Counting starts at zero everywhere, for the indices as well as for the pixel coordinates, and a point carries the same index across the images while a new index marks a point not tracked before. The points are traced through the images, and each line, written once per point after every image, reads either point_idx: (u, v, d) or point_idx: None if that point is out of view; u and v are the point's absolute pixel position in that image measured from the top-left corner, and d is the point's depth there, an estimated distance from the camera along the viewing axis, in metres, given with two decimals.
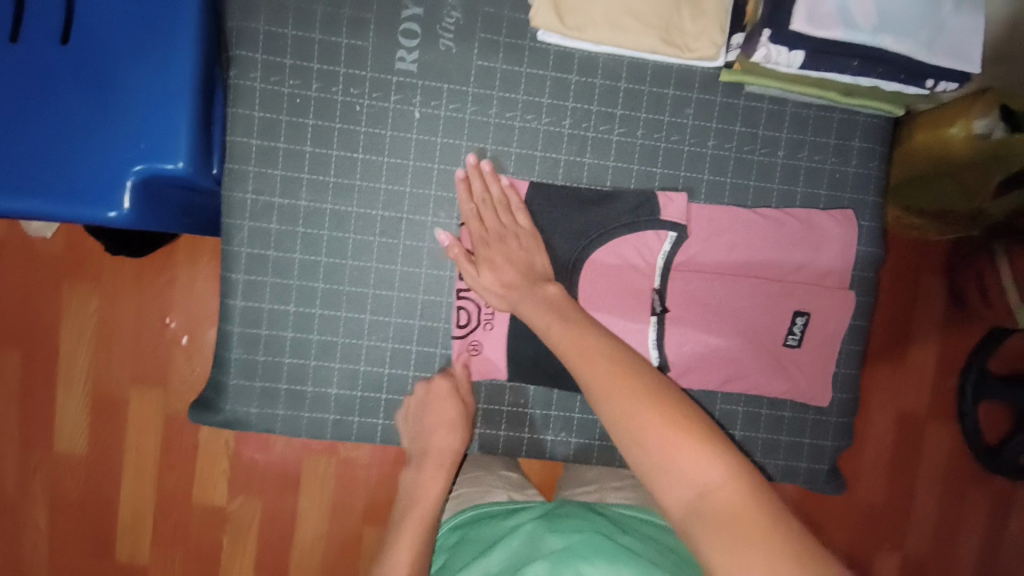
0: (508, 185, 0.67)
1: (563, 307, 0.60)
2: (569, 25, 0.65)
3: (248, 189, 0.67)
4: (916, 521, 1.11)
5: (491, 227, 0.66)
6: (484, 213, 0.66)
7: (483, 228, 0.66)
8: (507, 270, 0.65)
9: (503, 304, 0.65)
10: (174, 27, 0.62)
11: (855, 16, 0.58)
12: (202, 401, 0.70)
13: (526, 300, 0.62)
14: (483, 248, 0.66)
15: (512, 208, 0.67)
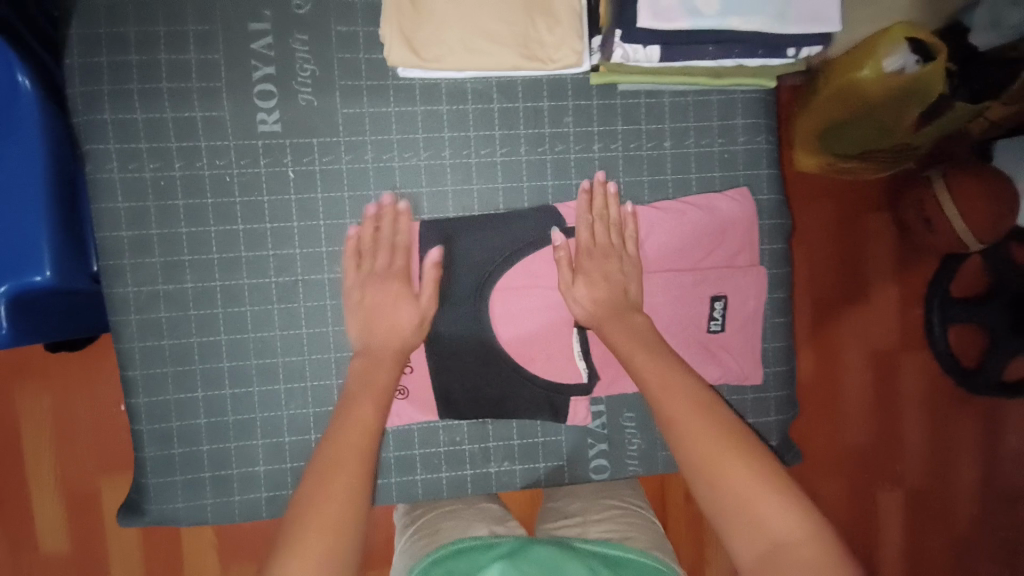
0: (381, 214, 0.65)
1: (653, 338, 0.60)
2: (425, 58, 0.63)
3: (129, 283, 0.65)
4: (909, 456, 1.13)
5: (381, 264, 0.65)
6: (377, 252, 0.65)
7: (373, 268, 0.64)
8: (601, 286, 0.64)
9: (585, 321, 0.64)
10: (20, 138, 0.63)
11: (699, 6, 0.58)
12: (128, 505, 0.69)
13: (613, 324, 0.62)
14: (587, 261, 0.65)
15: (600, 218, 0.67)
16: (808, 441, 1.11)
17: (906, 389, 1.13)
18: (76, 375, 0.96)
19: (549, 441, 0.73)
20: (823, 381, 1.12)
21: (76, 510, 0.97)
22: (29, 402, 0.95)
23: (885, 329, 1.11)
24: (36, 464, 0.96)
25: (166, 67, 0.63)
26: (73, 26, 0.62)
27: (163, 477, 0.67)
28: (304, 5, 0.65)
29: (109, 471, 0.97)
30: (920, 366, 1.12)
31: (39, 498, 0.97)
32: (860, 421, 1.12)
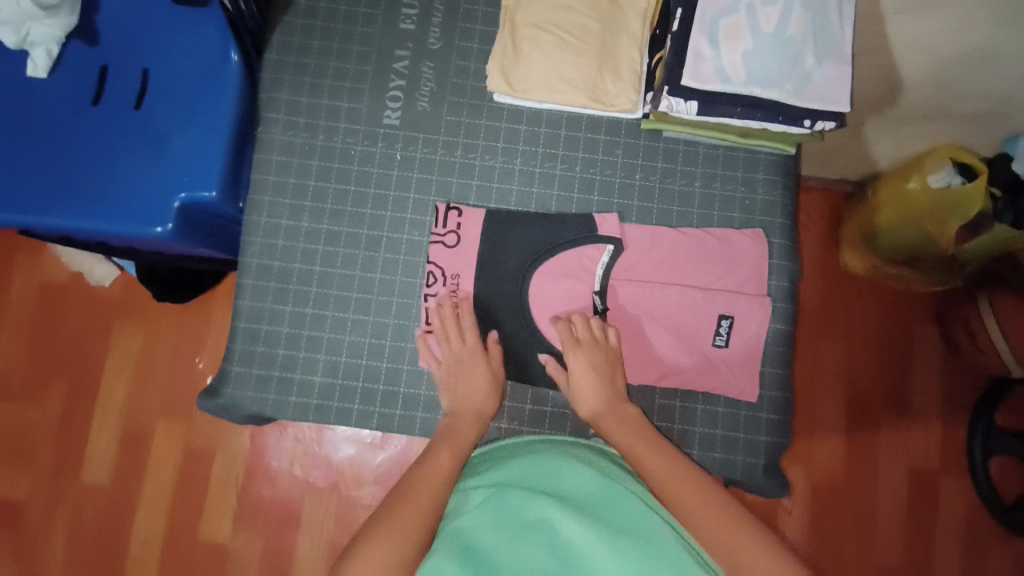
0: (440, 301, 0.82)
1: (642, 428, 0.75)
2: (516, 88, 0.83)
3: (262, 214, 0.85)
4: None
5: (452, 347, 0.81)
6: (448, 335, 0.81)
7: (450, 350, 0.81)
8: (595, 376, 0.78)
9: (592, 412, 0.77)
10: (217, 97, 0.87)
11: (729, 75, 0.75)
12: (209, 388, 0.84)
13: (611, 415, 0.76)
14: (577, 350, 0.79)
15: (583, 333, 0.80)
16: (837, 542, 1.34)
17: (942, 509, 1.35)
18: (167, 326, 1.33)
19: (558, 412, 0.84)
20: (860, 489, 1.36)
21: (126, 443, 1.30)
22: (124, 339, 1.32)
23: (923, 450, 1.37)
24: (110, 396, 1.31)
25: (332, 70, 0.87)
26: (277, 34, 0.88)
27: (244, 369, 0.83)
28: (437, 42, 0.88)
29: (166, 417, 1.31)
30: (955, 486, 1.36)
31: (99, 428, 1.30)
32: (893, 542, 1.34)
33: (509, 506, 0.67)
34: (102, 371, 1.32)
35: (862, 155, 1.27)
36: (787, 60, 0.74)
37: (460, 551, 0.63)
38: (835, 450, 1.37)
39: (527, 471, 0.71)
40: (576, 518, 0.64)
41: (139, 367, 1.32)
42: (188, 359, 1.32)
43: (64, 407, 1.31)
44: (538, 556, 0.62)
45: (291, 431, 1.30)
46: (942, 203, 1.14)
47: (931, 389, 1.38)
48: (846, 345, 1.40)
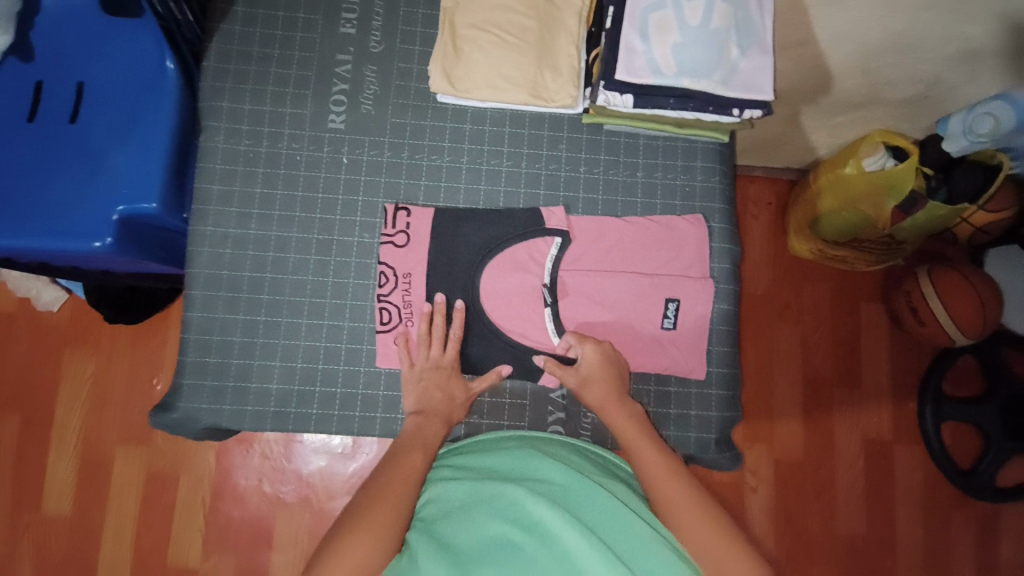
0: (434, 310, 0.83)
1: (612, 409, 0.77)
2: (458, 88, 0.85)
3: (208, 224, 0.84)
4: (900, 547, 1.40)
5: (430, 355, 0.82)
6: (431, 342, 0.82)
7: (427, 357, 0.82)
8: (605, 359, 0.81)
9: (577, 382, 0.80)
10: (156, 108, 0.86)
11: (660, 67, 0.78)
12: (161, 404, 0.83)
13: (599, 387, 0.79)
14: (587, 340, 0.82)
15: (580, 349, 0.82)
16: (801, 516, 1.39)
17: (898, 478, 1.42)
18: (120, 349, 1.30)
19: (516, 402, 0.86)
20: (820, 464, 1.42)
21: (85, 472, 1.26)
22: (76, 366, 1.28)
23: (875, 422, 1.43)
24: (65, 424, 1.27)
25: (274, 76, 0.87)
26: (215, 42, 0.87)
27: (196, 381, 0.82)
28: (379, 45, 0.89)
29: (126, 443, 1.27)
30: (910, 456, 1.43)
31: (56, 459, 1.26)
32: (855, 513, 1.40)
33: (478, 492, 0.64)
34: (55, 400, 1.27)
35: (803, 144, 1.34)
36: (712, 51, 0.78)
37: (425, 539, 0.59)
38: (794, 430, 1.42)
39: (502, 467, 0.70)
40: (547, 498, 0.61)
41: (94, 395, 1.28)
42: (145, 381, 1.29)
43: (20, 440, 1.26)
44: (506, 532, 0.57)
45: (257, 447, 1.28)
46: (877, 187, 1.18)
47: (880, 365, 1.45)
48: (798, 328, 1.46)
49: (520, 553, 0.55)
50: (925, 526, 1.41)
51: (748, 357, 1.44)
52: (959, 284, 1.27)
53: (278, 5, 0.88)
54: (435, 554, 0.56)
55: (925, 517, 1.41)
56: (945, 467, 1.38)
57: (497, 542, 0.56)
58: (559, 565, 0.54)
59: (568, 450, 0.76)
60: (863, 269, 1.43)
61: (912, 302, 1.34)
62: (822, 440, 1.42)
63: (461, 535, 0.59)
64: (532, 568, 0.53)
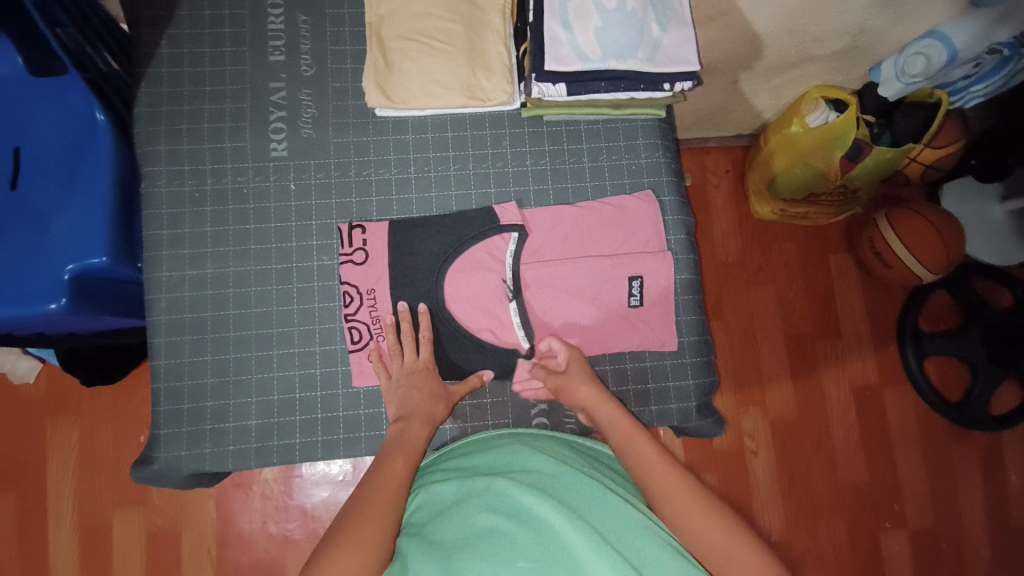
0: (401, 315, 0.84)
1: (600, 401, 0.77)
2: (394, 100, 0.85)
3: (163, 269, 0.83)
4: (905, 487, 1.43)
5: (406, 361, 0.82)
6: (404, 349, 0.83)
7: (402, 366, 0.82)
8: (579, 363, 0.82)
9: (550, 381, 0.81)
10: (94, 162, 0.85)
11: (586, 53, 0.80)
12: (141, 458, 0.82)
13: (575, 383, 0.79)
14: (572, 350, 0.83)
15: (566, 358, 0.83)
16: (801, 470, 1.42)
17: (891, 419, 1.45)
18: (100, 412, 1.27)
19: (498, 400, 0.87)
20: (813, 417, 1.44)
21: (84, 541, 1.23)
22: (59, 435, 1.25)
23: (860, 369, 1.46)
24: (57, 496, 1.24)
25: (209, 113, 0.87)
26: (145, 88, 0.87)
27: (173, 429, 0.81)
28: (311, 69, 0.89)
29: (121, 505, 1.25)
30: (900, 396, 1.46)
31: (54, 532, 1.23)
32: (855, 460, 1.43)
33: (468, 489, 0.66)
34: (43, 473, 1.24)
35: (748, 109, 1.37)
36: (633, 31, 0.80)
37: (415, 541, 0.60)
38: (784, 388, 1.44)
39: (491, 462, 0.71)
40: (533, 487, 0.63)
41: (81, 463, 1.25)
42: (132, 438, 1.27)
43: (13, 520, 1.23)
44: (493, 522, 0.59)
45: (257, 489, 1.27)
46: (823, 141, 1.22)
47: (857, 313, 1.48)
48: (773, 288, 1.48)
49: (507, 539, 0.56)
50: (926, 464, 1.44)
51: (731, 323, 1.46)
52: (918, 224, 1.31)
53: (204, 43, 0.88)
54: (424, 552, 0.57)
55: (925, 455, 1.44)
56: (935, 402, 1.41)
57: (484, 532, 0.58)
58: (544, 548, 0.55)
59: (557, 442, 0.77)
60: (824, 222, 1.47)
61: (875, 247, 1.37)
62: (813, 394, 1.45)
63: (450, 532, 0.60)
64: (517, 553, 0.55)
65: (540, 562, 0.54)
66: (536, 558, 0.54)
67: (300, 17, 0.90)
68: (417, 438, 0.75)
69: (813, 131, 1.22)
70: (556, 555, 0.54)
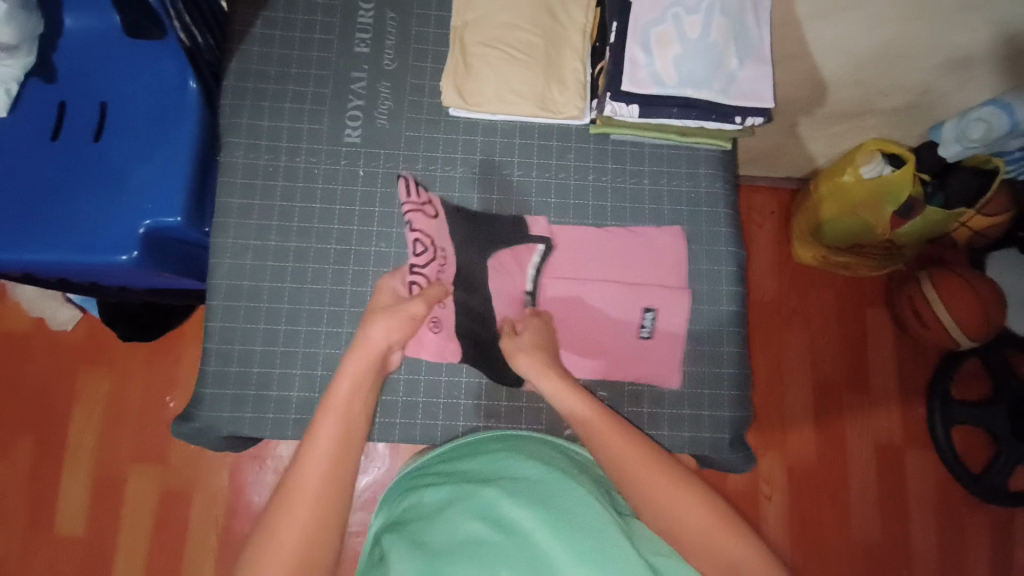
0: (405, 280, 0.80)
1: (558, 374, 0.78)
2: (469, 101, 0.88)
3: (229, 236, 0.87)
4: (917, 554, 1.39)
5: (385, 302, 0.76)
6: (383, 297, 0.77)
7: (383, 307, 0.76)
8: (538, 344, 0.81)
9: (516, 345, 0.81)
10: (179, 127, 0.89)
11: (663, 79, 0.82)
12: (183, 414, 0.84)
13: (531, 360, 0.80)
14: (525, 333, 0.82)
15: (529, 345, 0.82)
16: (814, 523, 1.39)
17: (911, 481, 1.42)
18: (133, 367, 1.31)
19: (532, 406, 0.88)
20: (834, 468, 1.42)
21: (98, 490, 1.26)
22: (91, 384, 1.30)
23: (887, 425, 1.44)
24: (79, 443, 1.28)
25: (292, 94, 0.91)
26: (234, 64, 0.91)
27: (218, 390, 0.83)
28: (392, 63, 0.93)
29: (139, 461, 1.28)
30: (923, 458, 1.43)
31: (70, 477, 1.26)
32: (869, 518, 1.40)
33: (457, 492, 0.67)
34: (72, 418, 1.28)
35: (803, 153, 1.37)
36: (711, 63, 0.82)
37: (403, 542, 0.62)
38: (805, 434, 1.42)
39: (480, 467, 0.72)
40: (518, 496, 0.63)
41: (107, 414, 1.29)
42: (159, 397, 1.30)
43: (33, 460, 1.27)
44: (477, 528, 0.60)
45: (271, 464, 1.29)
46: (874, 194, 1.22)
47: (888, 369, 1.46)
48: (807, 333, 1.47)
49: (491, 550, 0.58)
50: (943, 534, 1.40)
51: (759, 363, 1.45)
52: (960, 288, 1.29)
53: (295, 28, 0.93)
54: (411, 556, 0.59)
55: (944, 524, 1.41)
56: (957, 472, 1.39)
57: (468, 540, 0.59)
58: (529, 561, 0.56)
59: (550, 450, 0.77)
60: (865, 274, 1.46)
61: (915, 305, 1.36)
62: (835, 444, 1.42)
63: (437, 535, 0.61)
64: (502, 564, 0.56)
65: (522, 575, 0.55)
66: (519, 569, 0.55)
67: (388, 13, 0.94)
68: (353, 387, 0.67)
69: (865, 183, 1.22)
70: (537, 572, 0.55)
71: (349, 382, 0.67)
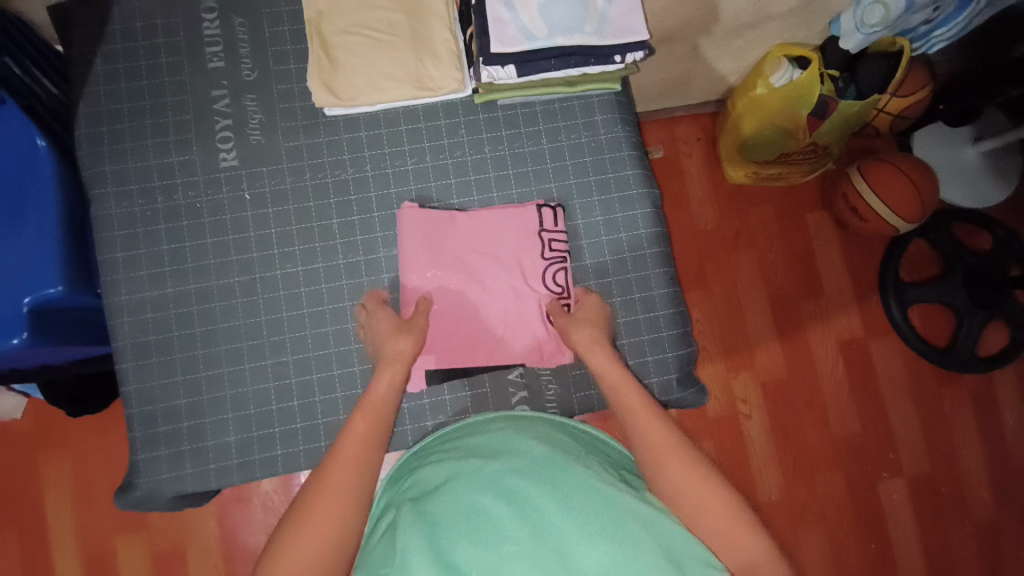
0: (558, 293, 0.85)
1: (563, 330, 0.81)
2: (344, 97, 0.83)
3: (122, 293, 0.81)
4: (900, 437, 1.44)
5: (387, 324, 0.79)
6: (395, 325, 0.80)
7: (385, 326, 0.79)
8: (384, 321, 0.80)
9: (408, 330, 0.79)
10: (39, 192, 0.83)
11: (532, 32, 0.78)
12: (123, 485, 0.80)
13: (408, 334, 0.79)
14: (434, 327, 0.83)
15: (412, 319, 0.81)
16: (800, 429, 1.43)
17: (881, 369, 1.46)
18: (84, 443, 1.26)
19: (478, 392, 0.85)
20: (805, 375, 1.45)
21: (90, 570, 1.22)
22: (53, 467, 1.24)
23: (848, 323, 1.47)
24: (59, 528, 1.23)
25: (152, 129, 0.84)
26: (82, 109, 0.84)
27: (151, 453, 0.79)
28: (253, 73, 0.87)
29: (123, 531, 1.24)
30: (888, 346, 1.47)
31: (58, 565, 1.22)
32: (848, 414, 1.45)
33: (460, 469, 0.65)
34: (44, 505, 1.23)
35: (712, 74, 1.35)
36: (577, 6, 0.78)
37: (409, 511, 0.61)
38: (773, 349, 1.45)
39: (485, 443, 0.70)
40: (524, 471, 0.62)
41: (78, 494, 1.24)
42: (121, 465, 1.25)
43: (22, 554, 1.22)
44: (482, 500, 0.59)
45: (257, 501, 1.26)
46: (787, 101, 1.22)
47: (838, 269, 1.49)
48: (754, 252, 1.48)
49: (495, 523, 0.57)
50: (919, 414, 1.46)
51: (714, 290, 1.46)
52: (889, 175, 1.31)
53: (139, 56, 0.85)
54: (414, 528, 0.58)
55: (918, 404, 1.46)
56: (923, 351, 1.43)
57: (475, 511, 0.58)
58: (534, 533, 0.55)
59: (554, 427, 0.75)
60: (798, 182, 1.47)
61: (850, 202, 1.37)
62: (803, 353, 1.46)
63: (441, 509, 0.59)
64: (506, 537, 0.55)
65: (525, 548, 0.54)
66: (524, 543, 0.54)
67: (236, 19, 0.87)
68: (388, 392, 0.73)
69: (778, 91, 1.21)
70: (540, 543, 0.54)
71: (386, 387, 0.73)
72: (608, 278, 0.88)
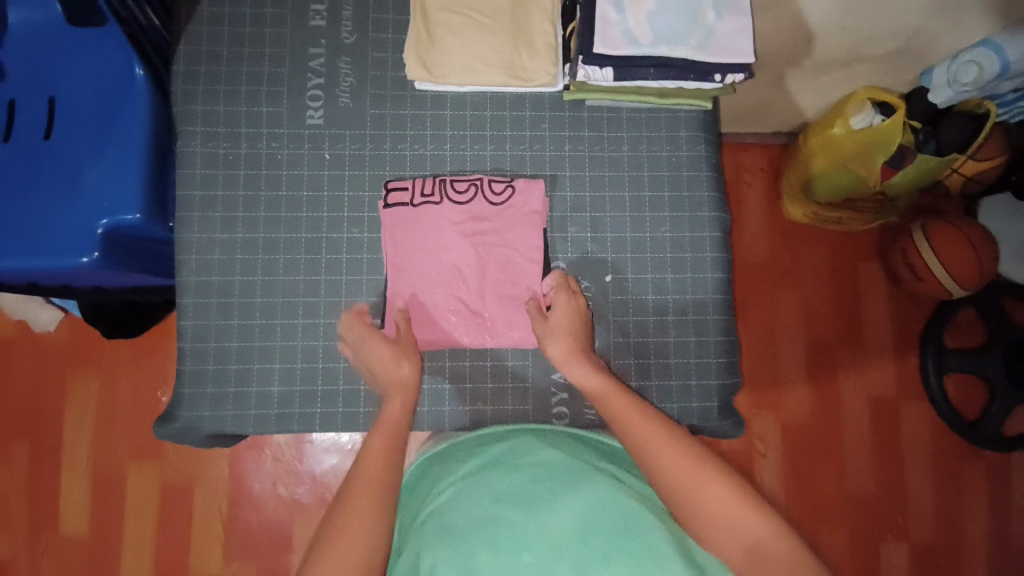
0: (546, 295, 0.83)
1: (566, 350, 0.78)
2: (435, 73, 0.83)
3: (194, 230, 0.83)
4: (914, 503, 1.41)
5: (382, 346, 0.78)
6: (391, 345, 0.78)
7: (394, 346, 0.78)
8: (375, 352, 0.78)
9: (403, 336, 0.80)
10: (131, 119, 0.84)
11: (637, 38, 0.77)
12: (164, 415, 0.82)
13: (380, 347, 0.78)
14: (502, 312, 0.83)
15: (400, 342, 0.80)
16: (816, 484, 1.40)
17: (907, 431, 1.43)
18: (116, 367, 1.29)
19: (519, 386, 0.84)
20: (828, 425, 1.42)
21: (98, 491, 1.26)
22: (77, 382, 1.28)
23: (881, 379, 1.44)
24: (75, 447, 1.27)
25: (247, 75, 0.86)
26: (183, 45, 0.86)
27: (196, 390, 0.81)
28: (351, 36, 0.88)
29: (137, 459, 1.27)
30: (916, 410, 1.43)
31: (70, 481, 1.26)
32: (865, 472, 1.42)
33: (479, 475, 0.66)
34: (65, 421, 1.27)
35: (791, 107, 1.33)
36: (685, 19, 0.78)
37: (430, 521, 0.63)
38: (801, 393, 1.42)
39: (506, 448, 0.70)
40: (543, 482, 0.63)
41: (102, 416, 1.28)
42: (148, 394, 1.29)
43: (30, 466, 1.26)
44: (500, 509, 0.60)
45: (269, 452, 1.28)
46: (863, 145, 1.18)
47: (882, 322, 1.45)
48: (799, 292, 1.45)
49: (513, 533, 0.58)
50: (937, 483, 1.42)
51: (753, 325, 1.44)
52: (954, 237, 1.27)
53: (245, 3, 0.87)
54: (433, 539, 0.60)
55: (938, 474, 1.42)
56: (953, 423, 1.39)
57: (491, 521, 0.59)
58: (550, 547, 0.56)
59: (573, 437, 0.75)
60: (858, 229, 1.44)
61: (908, 259, 1.33)
62: (829, 402, 1.43)
63: (461, 516, 0.61)
64: (522, 548, 0.57)
65: (542, 560, 0.56)
66: (540, 556, 0.56)
67: None
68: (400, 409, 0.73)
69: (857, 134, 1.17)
70: (557, 555, 0.56)
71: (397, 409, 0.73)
72: (666, 296, 0.87)
